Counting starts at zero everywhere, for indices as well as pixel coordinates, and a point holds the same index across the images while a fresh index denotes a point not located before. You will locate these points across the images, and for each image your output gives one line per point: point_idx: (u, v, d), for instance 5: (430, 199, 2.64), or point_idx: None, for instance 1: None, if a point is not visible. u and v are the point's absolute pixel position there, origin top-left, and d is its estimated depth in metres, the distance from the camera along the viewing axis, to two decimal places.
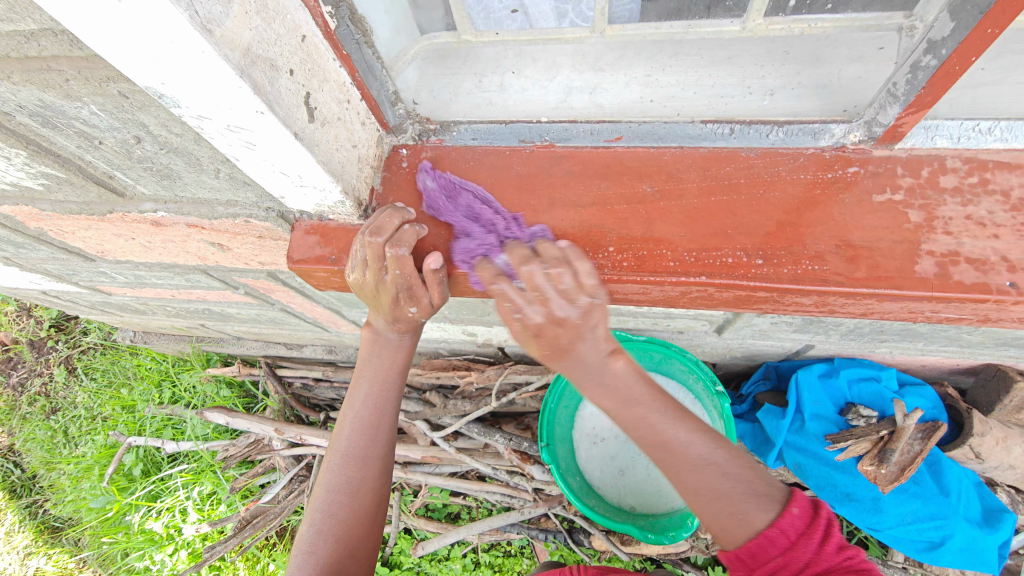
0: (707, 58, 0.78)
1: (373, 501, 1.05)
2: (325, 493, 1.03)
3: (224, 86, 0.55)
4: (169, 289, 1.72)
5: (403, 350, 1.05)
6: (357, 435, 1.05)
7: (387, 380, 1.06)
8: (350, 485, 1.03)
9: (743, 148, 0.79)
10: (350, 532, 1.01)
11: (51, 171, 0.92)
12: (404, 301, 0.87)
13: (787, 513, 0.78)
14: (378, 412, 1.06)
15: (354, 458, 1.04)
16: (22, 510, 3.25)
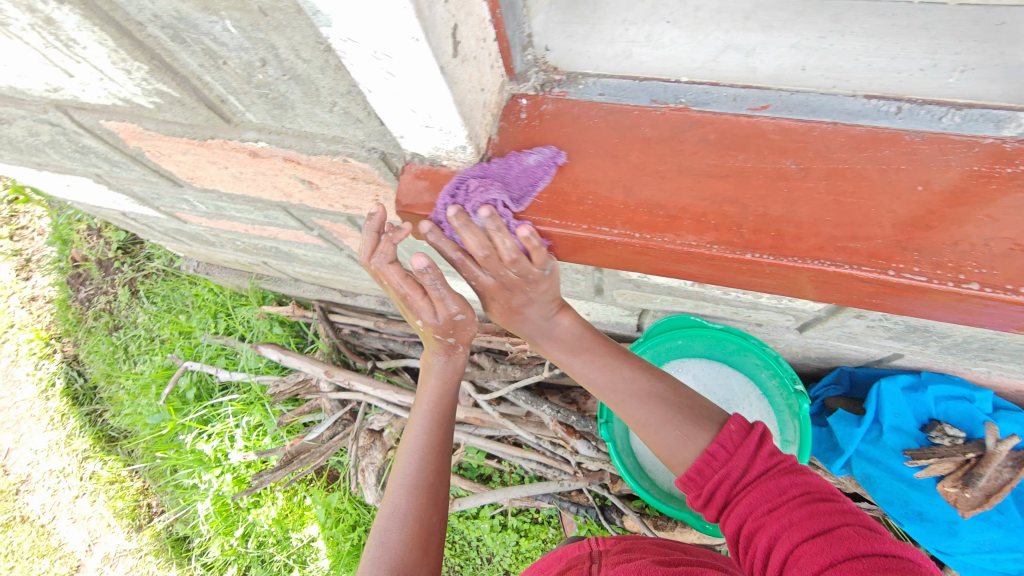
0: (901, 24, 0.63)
1: (422, 533, 1.14)
2: (383, 525, 1.15)
3: (389, 4, 0.51)
4: (245, 223, 1.74)
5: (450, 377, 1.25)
6: (411, 464, 1.19)
7: (435, 408, 1.24)
8: (402, 514, 1.15)
9: (908, 131, 0.72)
10: (399, 562, 1.10)
11: (166, 89, 0.91)
12: (412, 309, 1.12)
13: (726, 430, 1.02)
14: (429, 438, 1.21)
15: (407, 488, 1.17)
16: (82, 417, 3.47)
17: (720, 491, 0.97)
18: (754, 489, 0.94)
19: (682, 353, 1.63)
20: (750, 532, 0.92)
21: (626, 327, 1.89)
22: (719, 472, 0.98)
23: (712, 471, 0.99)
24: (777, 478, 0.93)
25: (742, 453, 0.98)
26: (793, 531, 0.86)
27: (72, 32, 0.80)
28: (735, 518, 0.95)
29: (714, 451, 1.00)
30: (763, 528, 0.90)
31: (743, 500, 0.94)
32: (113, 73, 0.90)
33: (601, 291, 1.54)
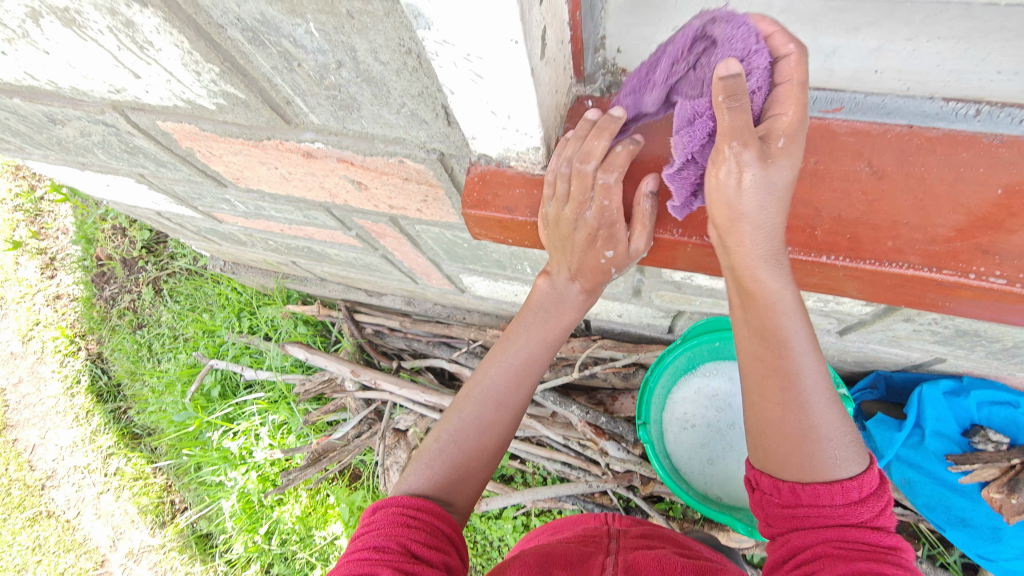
0: (995, 24, 0.62)
1: (494, 443, 1.11)
2: (457, 422, 1.11)
3: (496, 8, 0.52)
4: (282, 223, 1.76)
5: (573, 310, 1.05)
6: (502, 381, 1.10)
7: (545, 338, 1.09)
8: (481, 421, 1.10)
9: (988, 134, 0.72)
10: (468, 461, 1.09)
11: (233, 91, 0.93)
12: (601, 241, 0.86)
13: (867, 473, 0.86)
14: (529, 364, 1.10)
15: (494, 401, 1.10)
16: (106, 414, 3.52)
17: (818, 511, 0.86)
18: (857, 531, 0.83)
19: (718, 356, 1.63)
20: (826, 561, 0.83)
21: (658, 328, 1.88)
22: (829, 501, 0.85)
23: (828, 498, 0.85)
24: (883, 536, 0.83)
25: (870, 500, 0.85)
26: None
27: (150, 35, 0.82)
28: (816, 541, 0.85)
29: (848, 487, 0.84)
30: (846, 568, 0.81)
31: (834, 531, 0.84)
32: (181, 75, 0.91)
33: (639, 292, 1.54)
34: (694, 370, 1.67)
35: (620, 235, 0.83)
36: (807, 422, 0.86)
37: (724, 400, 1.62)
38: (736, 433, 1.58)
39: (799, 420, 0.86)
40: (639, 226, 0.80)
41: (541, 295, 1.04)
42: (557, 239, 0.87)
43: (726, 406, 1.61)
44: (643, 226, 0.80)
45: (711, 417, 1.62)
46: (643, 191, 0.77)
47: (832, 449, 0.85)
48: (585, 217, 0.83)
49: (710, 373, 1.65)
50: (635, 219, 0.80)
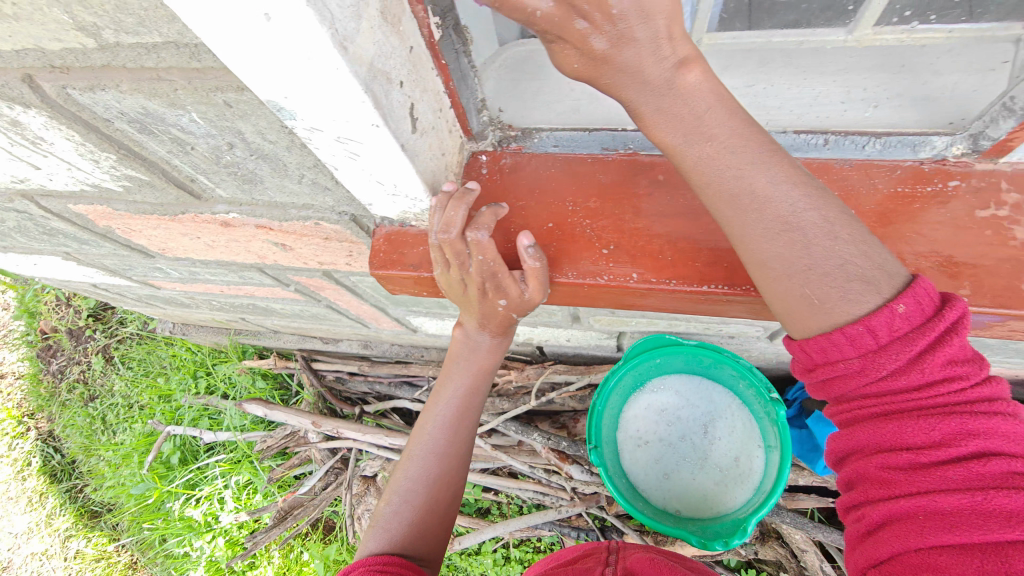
0: (817, 67, 0.69)
1: (446, 491, 1.11)
2: (406, 480, 1.10)
3: (348, 100, 0.55)
4: (220, 285, 1.74)
5: (493, 354, 1.08)
6: (440, 431, 1.11)
7: (473, 382, 1.11)
8: (428, 474, 1.10)
9: (837, 159, 0.78)
10: (423, 516, 1.08)
11: (135, 174, 0.93)
12: (493, 291, 0.87)
13: (887, 310, 0.63)
14: (461, 410, 1.11)
15: (436, 452, 1.10)
16: (63, 493, 3.35)
17: (842, 391, 0.68)
18: (890, 426, 0.65)
19: (663, 370, 1.66)
20: (857, 464, 0.70)
21: (607, 349, 1.92)
22: (847, 371, 0.67)
23: (840, 355, 0.66)
24: (928, 427, 0.63)
25: (896, 355, 0.63)
26: (925, 518, 0.63)
27: (39, 131, 0.82)
28: (848, 436, 0.70)
29: (853, 335, 0.64)
30: (876, 483, 0.67)
31: (863, 426, 0.67)
32: (80, 163, 0.92)
33: (578, 319, 1.58)
34: (642, 386, 1.69)
35: (515, 288, 0.85)
36: (771, 246, 0.65)
37: (673, 413, 1.64)
38: (688, 445, 1.60)
39: (762, 246, 0.66)
40: (533, 280, 0.83)
41: (458, 345, 1.07)
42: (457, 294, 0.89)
43: (675, 419, 1.63)
44: (535, 278, 0.83)
45: (662, 432, 1.63)
46: (523, 248, 0.79)
47: (806, 285, 0.66)
48: (468, 274, 0.84)
49: (658, 389, 1.67)
50: (528, 274, 0.82)
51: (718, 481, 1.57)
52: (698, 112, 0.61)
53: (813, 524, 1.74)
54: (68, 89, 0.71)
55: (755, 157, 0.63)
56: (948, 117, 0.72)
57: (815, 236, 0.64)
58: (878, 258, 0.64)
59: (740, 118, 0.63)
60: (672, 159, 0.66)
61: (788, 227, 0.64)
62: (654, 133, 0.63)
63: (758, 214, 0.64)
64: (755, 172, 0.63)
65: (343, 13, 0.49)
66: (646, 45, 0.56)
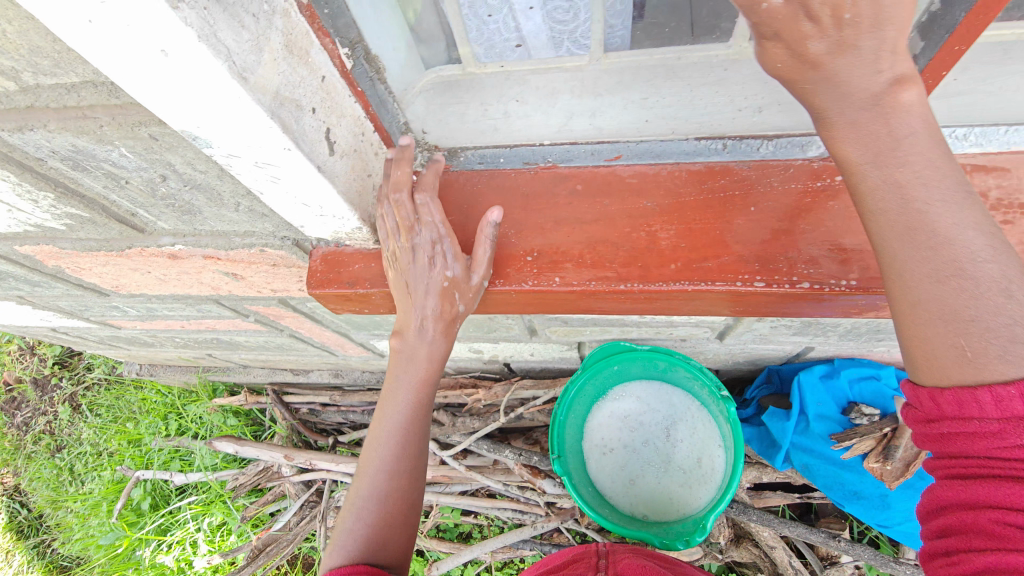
0: (700, 79, 0.78)
1: (402, 511, 0.96)
2: (358, 500, 0.95)
3: (256, 126, 0.60)
4: (180, 320, 1.74)
5: (435, 359, 0.95)
6: (390, 443, 0.97)
7: (422, 384, 0.98)
8: (380, 492, 0.95)
9: (735, 162, 0.85)
10: (378, 541, 0.92)
11: (75, 212, 0.96)
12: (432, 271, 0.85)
13: None
14: (412, 412, 0.98)
15: (387, 468, 0.96)
16: (29, 551, 3.22)
17: (968, 448, 0.57)
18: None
19: (622, 378, 1.71)
20: (960, 516, 0.60)
21: (571, 360, 1.96)
22: (977, 429, 0.56)
23: (978, 411, 0.56)
24: None
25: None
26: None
27: None
28: (953, 488, 0.59)
29: (1005, 394, 0.54)
30: (985, 538, 0.57)
31: (981, 481, 0.57)
32: (20, 204, 0.94)
33: (535, 332, 1.62)
34: (603, 395, 1.72)
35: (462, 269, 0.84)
36: (930, 286, 0.57)
37: (635, 418, 1.67)
38: (650, 449, 1.62)
39: (918, 284, 0.57)
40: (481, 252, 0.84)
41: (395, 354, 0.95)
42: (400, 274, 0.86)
43: (638, 424, 1.66)
44: (480, 262, 0.84)
45: (626, 438, 1.66)
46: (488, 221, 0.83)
47: (964, 335, 0.55)
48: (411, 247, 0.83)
49: (619, 396, 1.71)
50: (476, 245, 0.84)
51: (682, 483, 1.59)
52: (897, 133, 0.56)
53: (780, 521, 1.76)
54: None
55: (948, 195, 0.56)
56: None
57: (990, 286, 0.55)
58: None
59: (943, 156, 0.57)
60: (847, 180, 0.60)
61: (958, 271, 0.56)
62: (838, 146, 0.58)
63: (936, 255, 0.56)
64: (941, 208, 0.56)
65: (241, 47, 0.54)
66: (866, 53, 0.54)
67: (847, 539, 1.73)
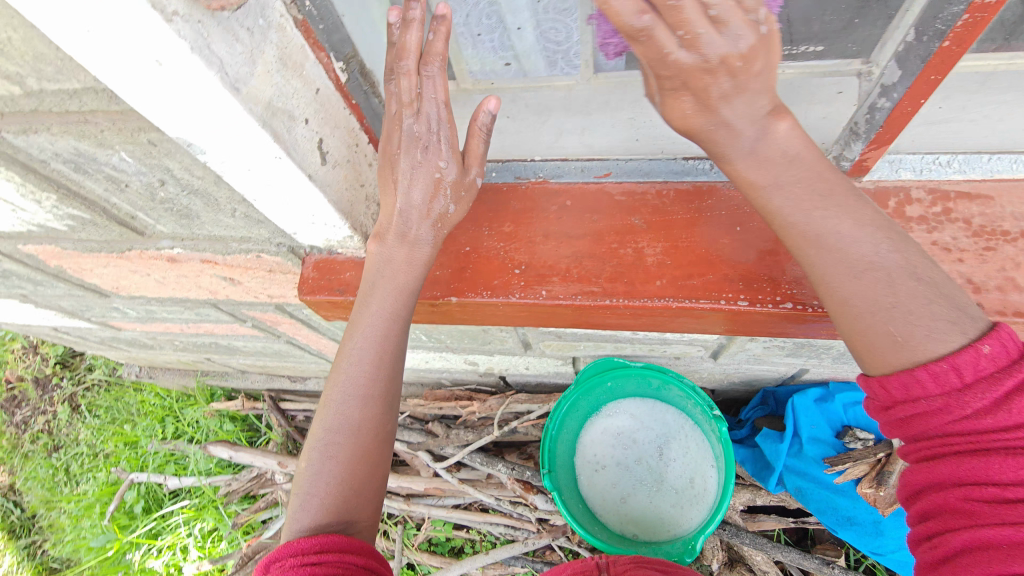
0: None
1: (378, 439, 0.87)
2: (323, 432, 0.84)
3: (247, 135, 0.61)
4: (179, 323, 1.76)
5: (415, 266, 0.82)
6: (361, 370, 0.85)
7: (393, 310, 0.84)
8: (351, 422, 0.85)
9: (722, 182, 0.86)
10: (354, 472, 0.84)
11: (77, 213, 0.98)
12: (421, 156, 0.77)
13: (973, 350, 0.60)
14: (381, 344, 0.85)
15: (357, 395, 0.85)
16: (20, 551, 3.20)
17: (923, 429, 0.63)
18: (975, 463, 0.59)
19: (616, 395, 1.70)
20: (931, 498, 0.64)
21: (566, 376, 1.96)
22: (926, 409, 0.62)
23: (922, 392, 0.62)
24: (1019, 465, 0.57)
25: (983, 394, 0.59)
26: (1001, 553, 0.57)
27: None
28: (923, 470, 0.64)
29: (941, 374, 0.60)
30: (955, 514, 0.61)
31: (937, 460, 0.62)
32: (24, 204, 0.96)
33: (529, 345, 1.62)
34: (597, 411, 1.71)
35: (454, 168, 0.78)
36: (855, 286, 0.64)
37: (629, 436, 1.66)
38: (643, 468, 1.61)
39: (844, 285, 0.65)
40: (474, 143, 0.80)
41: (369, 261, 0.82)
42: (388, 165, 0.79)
43: (631, 442, 1.66)
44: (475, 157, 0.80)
45: (619, 455, 1.65)
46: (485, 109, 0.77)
47: (890, 321, 0.63)
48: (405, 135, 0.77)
49: (612, 413, 1.70)
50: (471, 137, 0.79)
51: (674, 503, 1.58)
52: (789, 156, 0.64)
53: (773, 545, 1.74)
54: (3, 133, 0.76)
55: (842, 201, 0.65)
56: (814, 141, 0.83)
57: (899, 276, 0.63)
58: (965, 308, 0.62)
59: (830, 172, 0.65)
60: (755, 202, 0.68)
61: (874, 266, 0.63)
62: (736, 172, 0.66)
63: (841, 256, 0.64)
64: (843, 215, 0.64)
65: (234, 59, 0.56)
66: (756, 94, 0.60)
67: (840, 567, 1.70)
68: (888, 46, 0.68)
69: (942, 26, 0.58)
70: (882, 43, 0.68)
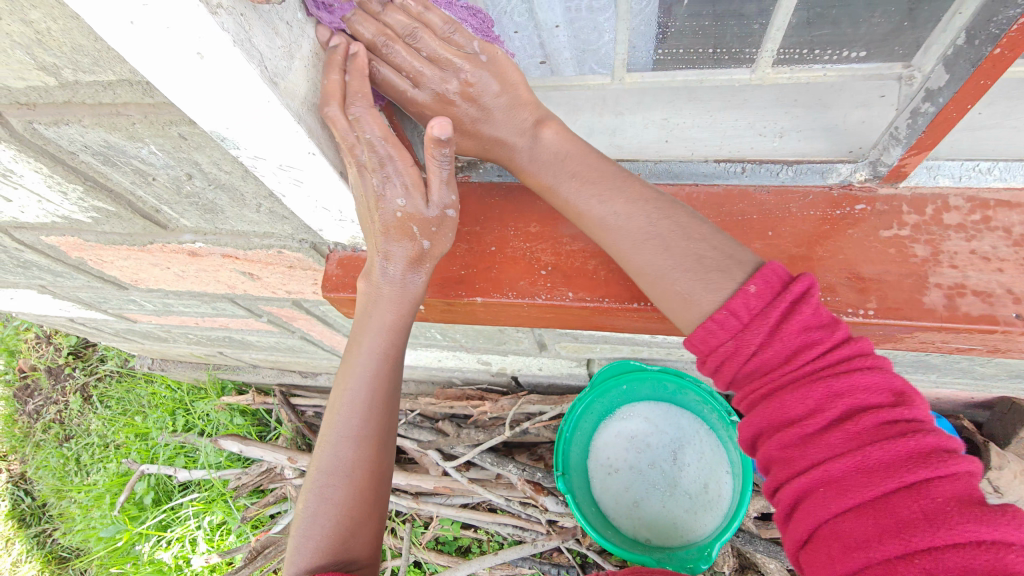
0: (721, 102, 0.83)
1: (374, 480, 0.87)
2: (319, 475, 0.85)
3: (282, 129, 0.61)
4: (194, 317, 1.76)
5: (407, 306, 0.83)
6: (354, 412, 0.85)
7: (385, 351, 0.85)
8: (345, 464, 0.84)
9: (754, 185, 0.84)
10: (350, 515, 0.84)
11: (102, 206, 0.98)
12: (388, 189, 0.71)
13: (742, 291, 0.70)
14: (373, 384, 0.86)
15: (351, 436, 0.85)
16: (30, 539, 3.23)
17: (734, 376, 0.71)
18: (774, 404, 0.68)
19: (631, 397, 1.68)
20: (764, 450, 0.70)
21: (579, 377, 1.95)
22: (731, 354, 0.71)
23: (717, 340, 0.71)
24: (802, 397, 0.66)
25: (759, 330, 0.68)
26: (825, 489, 0.63)
27: (8, 164, 0.87)
28: (750, 422, 0.72)
29: (721, 317, 0.70)
30: (781, 466, 0.68)
31: (756, 410, 0.70)
32: (49, 195, 0.97)
33: (544, 346, 1.62)
34: (612, 413, 1.70)
35: (417, 205, 0.73)
36: (643, 256, 0.76)
37: (642, 440, 1.65)
38: (657, 472, 1.60)
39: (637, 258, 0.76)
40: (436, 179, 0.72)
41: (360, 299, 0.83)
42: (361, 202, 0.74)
43: (645, 446, 1.65)
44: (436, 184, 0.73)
45: (632, 459, 1.64)
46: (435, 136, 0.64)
47: (675, 282, 0.74)
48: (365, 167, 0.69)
49: (627, 416, 1.69)
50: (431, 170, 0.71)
51: (687, 508, 1.57)
52: (557, 155, 0.77)
53: (787, 553, 1.72)
54: (34, 124, 0.76)
55: (610, 183, 0.78)
56: (849, 145, 0.81)
57: (672, 239, 0.75)
58: (735, 257, 0.73)
59: (597, 162, 0.78)
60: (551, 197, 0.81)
61: (649, 233, 0.76)
62: (528, 174, 0.80)
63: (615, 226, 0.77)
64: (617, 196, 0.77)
65: (273, 52, 0.55)
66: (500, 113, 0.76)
67: None
68: (935, 49, 0.67)
69: (996, 30, 0.56)
70: (927, 47, 0.68)
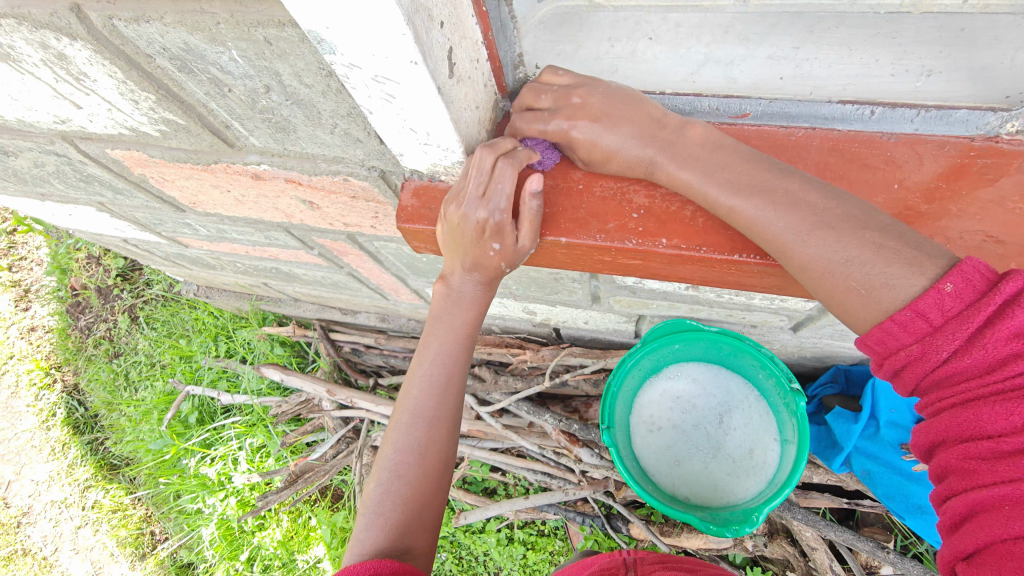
0: (868, 31, 0.69)
1: (441, 461, 1.00)
2: (394, 453, 0.99)
3: (389, 31, 0.55)
4: (246, 245, 1.77)
5: (478, 304, 0.97)
6: (428, 397, 0.99)
7: (460, 340, 0.99)
8: (419, 444, 0.99)
9: (882, 132, 0.76)
10: (419, 492, 0.98)
11: (172, 118, 0.95)
12: (488, 234, 0.82)
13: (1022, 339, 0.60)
14: (445, 374, 0.99)
15: (426, 418, 0.99)
16: (84, 445, 3.45)
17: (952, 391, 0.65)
18: (967, 416, 0.64)
19: (680, 357, 1.65)
20: (940, 460, 0.69)
21: (625, 334, 1.91)
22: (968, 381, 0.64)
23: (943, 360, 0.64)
24: (1007, 415, 0.61)
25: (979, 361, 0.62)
26: (1011, 508, 0.61)
27: (83, 66, 0.84)
28: (938, 433, 0.68)
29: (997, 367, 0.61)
30: (959, 475, 0.66)
31: (942, 418, 0.66)
32: (120, 103, 0.93)
33: (598, 299, 1.57)
34: (658, 371, 1.67)
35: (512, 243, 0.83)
36: None
37: (688, 400, 1.62)
38: (702, 433, 1.57)
39: None
40: (526, 225, 0.81)
41: (439, 296, 0.97)
42: (459, 234, 0.84)
43: (690, 406, 1.61)
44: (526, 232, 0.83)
45: (676, 418, 1.61)
46: (530, 190, 0.80)
47: (848, 277, 0.68)
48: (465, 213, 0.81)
49: (674, 375, 1.66)
50: (524, 218, 0.81)
51: (730, 471, 1.55)
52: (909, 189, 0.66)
53: (825, 523, 1.70)
54: (114, 20, 0.72)
55: None
56: (1004, 91, 0.71)
57: (846, 227, 0.67)
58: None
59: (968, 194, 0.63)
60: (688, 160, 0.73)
61: (816, 224, 0.68)
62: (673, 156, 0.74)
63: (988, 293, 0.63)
64: (758, 201, 0.71)
65: None
66: None
67: (895, 553, 1.66)
68: None
69: None
70: None
